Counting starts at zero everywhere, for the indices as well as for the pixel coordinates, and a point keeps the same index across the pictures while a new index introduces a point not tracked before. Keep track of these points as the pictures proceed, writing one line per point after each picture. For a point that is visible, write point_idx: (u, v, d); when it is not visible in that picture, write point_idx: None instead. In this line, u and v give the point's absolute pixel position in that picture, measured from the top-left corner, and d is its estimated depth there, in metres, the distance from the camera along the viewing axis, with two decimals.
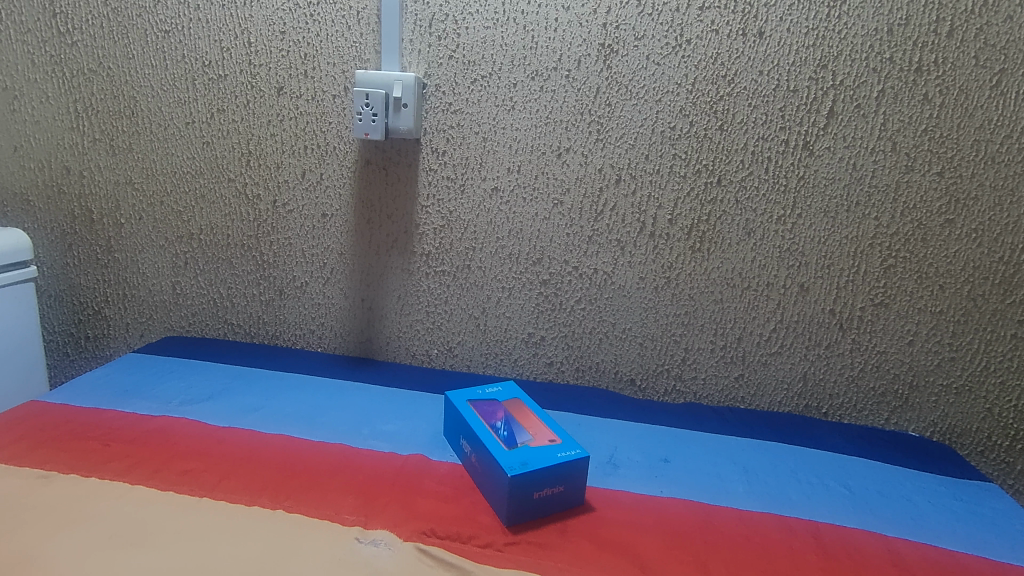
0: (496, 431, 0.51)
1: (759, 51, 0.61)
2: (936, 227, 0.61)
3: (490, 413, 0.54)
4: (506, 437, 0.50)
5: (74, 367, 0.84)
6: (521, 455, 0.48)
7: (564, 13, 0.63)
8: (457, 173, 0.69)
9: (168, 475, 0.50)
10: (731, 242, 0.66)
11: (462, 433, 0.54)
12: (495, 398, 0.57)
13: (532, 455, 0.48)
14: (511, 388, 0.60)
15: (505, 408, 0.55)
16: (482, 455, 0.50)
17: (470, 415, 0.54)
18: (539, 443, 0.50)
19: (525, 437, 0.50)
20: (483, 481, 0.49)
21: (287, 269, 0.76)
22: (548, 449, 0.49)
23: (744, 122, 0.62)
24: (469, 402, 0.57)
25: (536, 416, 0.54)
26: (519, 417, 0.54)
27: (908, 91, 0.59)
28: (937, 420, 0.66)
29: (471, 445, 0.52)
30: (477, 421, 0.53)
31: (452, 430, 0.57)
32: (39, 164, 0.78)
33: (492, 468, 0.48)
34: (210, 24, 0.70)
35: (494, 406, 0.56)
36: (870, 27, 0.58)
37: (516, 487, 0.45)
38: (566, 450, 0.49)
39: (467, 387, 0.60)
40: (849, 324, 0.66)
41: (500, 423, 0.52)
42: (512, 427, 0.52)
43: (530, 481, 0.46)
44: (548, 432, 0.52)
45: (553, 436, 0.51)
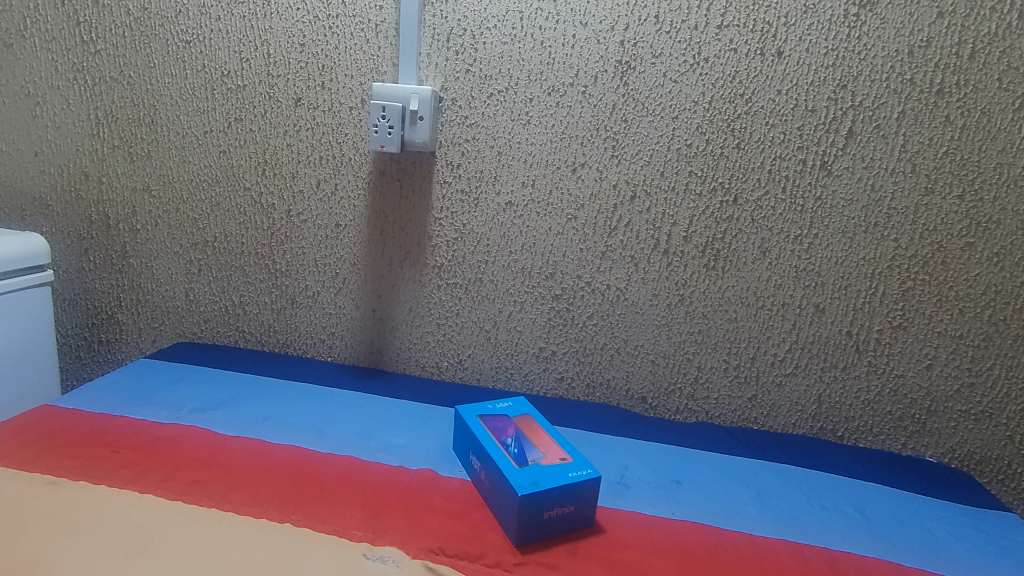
0: (507, 448, 0.51)
1: (778, 70, 0.60)
2: (956, 250, 0.60)
3: (501, 429, 0.54)
4: (517, 454, 0.50)
5: (85, 370, 0.85)
6: (532, 473, 0.47)
7: (582, 29, 0.63)
8: (472, 186, 0.69)
9: (177, 484, 0.49)
10: (747, 260, 0.65)
11: (471, 449, 0.53)
12: (505, 414, 0.57)
13: (543, 474, 0.47)
14: (521, 404, 0.60)
15: (515, 424, 0.55)
16: (492, 472, 0.49)
17: (480, 430, 0.53)
18: (550, 462, 0.49)
19: (536, 455, 0.50)
20: (493, 499, 0.49)
21: (299, 278, 0.76)
22: (559, 468, 0.48)
23: (761, 141, 0.62)
24: (479, 416, 0.56)
25: (547, 433, 0.54)
26: (529, 434, 0.53)
27: (929, 112, 0.58)
28: (955, 447, 0.65)
29: (480, 460, 0.51)
30: (487, 436, 0.52)
31: (461, 445, 0.56)
32: (59, 170, 0.78)
33: (502, 486, 0.47)
34: (230, 35, 0.71)
35: (504, 422, 0.55)
36: (891, 48, 0.58)
37: (526, 506, 0.44)
38: (577, 469, 0.48)
39: (477, 401, 0.59)
40: (866, 346, 0.65)
41: (511, 440, 0.52)
42: (523, 444, 0.52)
43: (541, 500, 0.45)
44: (559, 450, 0.51)
45: (564, 455, 0.50)
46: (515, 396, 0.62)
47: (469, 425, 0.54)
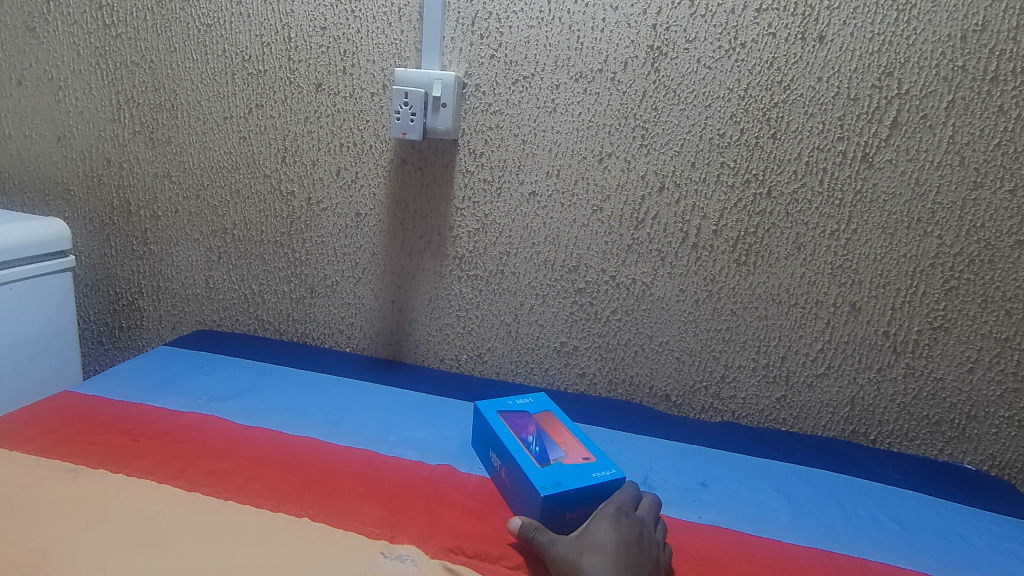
0: (527, 446, 0.49)
1: (820, 56, 0.57)
2: (1005, 248, 0.57)
3: (521, 426, 0.52)
4: (539, 452, 0.48)
5: (107, 356, 0.85)
6: (555, 473, 0.46)
7: (612, 12, 0.61)
8: (495, 176, 0.67)
9: (194, 474, 0.49)
10: (780, 256, 0.63)
11: (491, 446, 0.52)
12: (525, 410, 0.56)
13: (567, 474, 0.46)
14: (542, 400, 0.58)
15: (536, 421, 0.54)
16: (512, 471, 0.48)
17: (500, 427, 0.52)
18: (573, 462, 0.48)
19: (559, 454, 0.48)
20: (513, 498, 0.48)
21: (318, 267, 0.75)
22: (582, 468, 0.47)
23: (799, 131, 0.59)
24: (498, 413, 0.55)
25: (569, 431, 0.52)
26: (550, 431, 0.52)
27: (981, 102, 0.55)
28: (996, 454, 0.62)
29: (500, 458, 0.50)
30: (507, 433, 0.51)
31: (479, 441, 0.55)
32: (81, 155, 0.78)
33: (523, 485, 0.46)
34: (251, 19, 0.70)
35: (524, 419, 0.54)
36: (942, 33, 0.55)
37: (548, 507, 0.43)
38: (600, 470, 0.47)
39: (496, 397, 0.58)
40: (903, 347, 0.62)
41: (532, 438, 0.50)
42: (544, 442, 0.50)
43: (563, 502, 0.44)
44: (582, 450, 0.50)
45: (587, 455, 0.49)
46: (535, 392, 0.61)
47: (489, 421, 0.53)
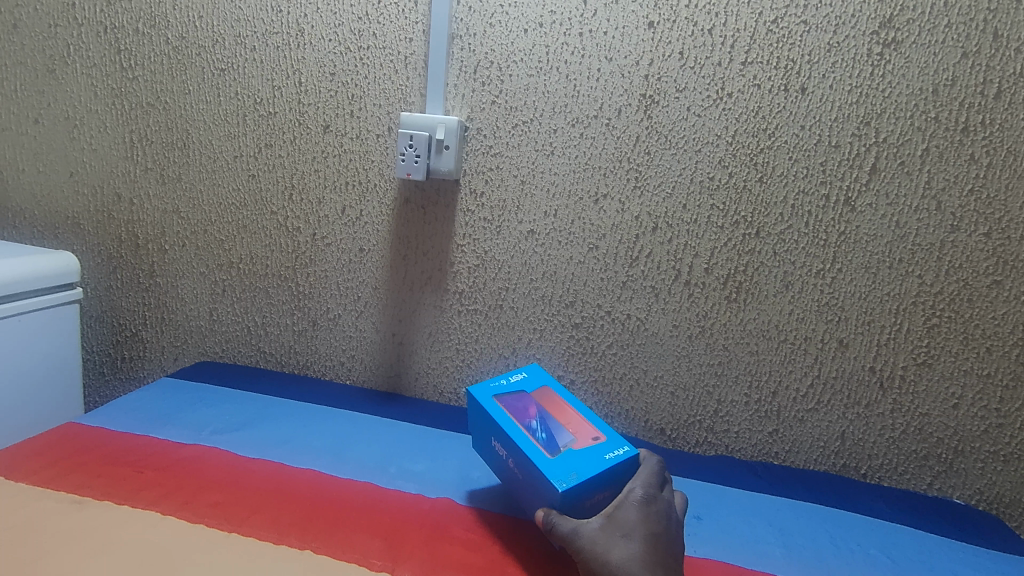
0: (534, 433, 0.49)
1: (802, 106, 0.61)
2: (983, 288, 0.60)
3: (523, 410, 0.52)
4: (547, 440, 0.49)
5: (108, 387, 0.86)
6: (567, 462, 0.46)
7: (606, 63, 0.64)
8: (494, 215, 0.70)
9: (198, 506, 0.50)
10: (768, 293, 0.65)
11: (494, 434, 0.52)
12: (523, 391, 0.55)
13: (579, 462, 0.47)
14: (537, 376, 0.58)
15: (536, 403, 0.54)
16: (522, 462, 0.48)
17: (502, 414, 0.51)
18: (583, 445, 0.49)
19: (567, 439, 0.49)
20: (528, 487, 0.48)
21: (321, 301, 0.77)
22: (593, 451, 0.48)
23: (784, 176, 0.62)
24: (496, 397, 0.54)
25: (571, 411, 0.53)
26: (553, 413, 0.52)
27: (954, 150, 0.58)
28: (983, 488, 0.63)
29: (506, 446, 0.50)
30: (510, 420, 0.50)
31: (479, 423, 0.54)
32: (92, 191, 0.81)
33: (536, 476, 0.46)
34: (263, 64, 0.73)
35: (524, 401, 0.54)
36: (915, 86, 0.58)
37: (567, 500, 0.44)
38: (610, 451, 0.48)
39: (489, 378, 0.57)
40: (890, 383, 0.64)
41: (536, 423, 0.50)
42: (550, 427, 0.51)
43: (581, 491, 0.45)
44: (588, 429, 0.51)
45: (594, 435, 0.50)
46: (528, 365, 0.60)
47: (489, 408, 0.52)
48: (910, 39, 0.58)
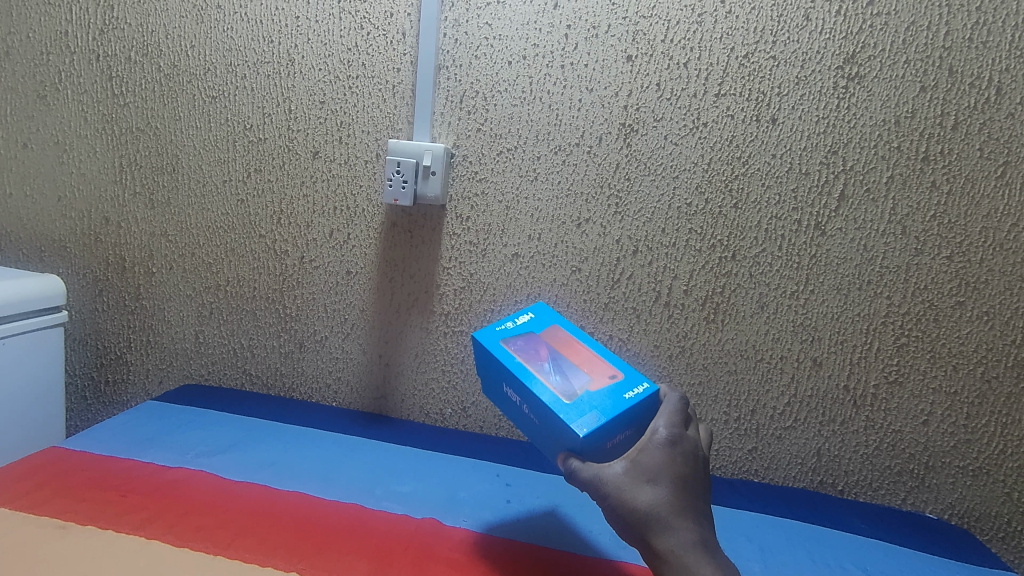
0: (549, 376, 0.49)
1: (773, 136, 0.64)
2: (947, 308, 0.63)
3: (535, 353, 0.51)
4: (564, 381, 0.48)
5: (90, 410, 0.86)
6: (585, 405, 0.46)
7: (587, 94, 0.67)
8: (480, 239, 0.72)
9: (183, 530, 0.50)
10: (745, 314, 0.67)
11: (505, 380, 0.51)
12: (532, 332, 0.54)
13: (597, 403, 0.46)
14: (544, 316, 0.57)
15: (547, 344, 0.53)
16: (537, 407, 0.47)
17: (513, 360, 0.50)
18: (600, 386, 0.48)
19: (583, 380, 0.49)
20: (545, 430, 0.48)
21: (308, 323, 0.78)
22: (611, 392, 0.48)
23: (758, 202, 0.65)
24: (505, 342, 0.53)
25: (584, 351, 0.53)
26: (566, 354, 0.52)
27: (916, 178, 0.61)
28: (954, 503, 0.65)
29: (519, 393, 0.49)
30: (523, 364, 0.50)
31: (490, 369, 0.54)
32: (80, 214, 0.81)
33: (553, 421, 0.46)
34: (254, 92, 0.75)
35: (534, 343, 0.53)
36: (878, 118, 0.61)
37: (587, 444, 0.44)
38: (627, 390, 0.48)
39: (494, 321, 0.56)
40: (863, 401, 0.66)
41: (550, 365, 0.50)
42: (564, 368, 0.50)
43: (603, 433, 0.45)
44: (604, 368, 0.51)
45: (610, 374, 0.50)
46: (533, 305, 0.60)
47: (498, 355, 0.51)
48: (872, 73, 0.61)
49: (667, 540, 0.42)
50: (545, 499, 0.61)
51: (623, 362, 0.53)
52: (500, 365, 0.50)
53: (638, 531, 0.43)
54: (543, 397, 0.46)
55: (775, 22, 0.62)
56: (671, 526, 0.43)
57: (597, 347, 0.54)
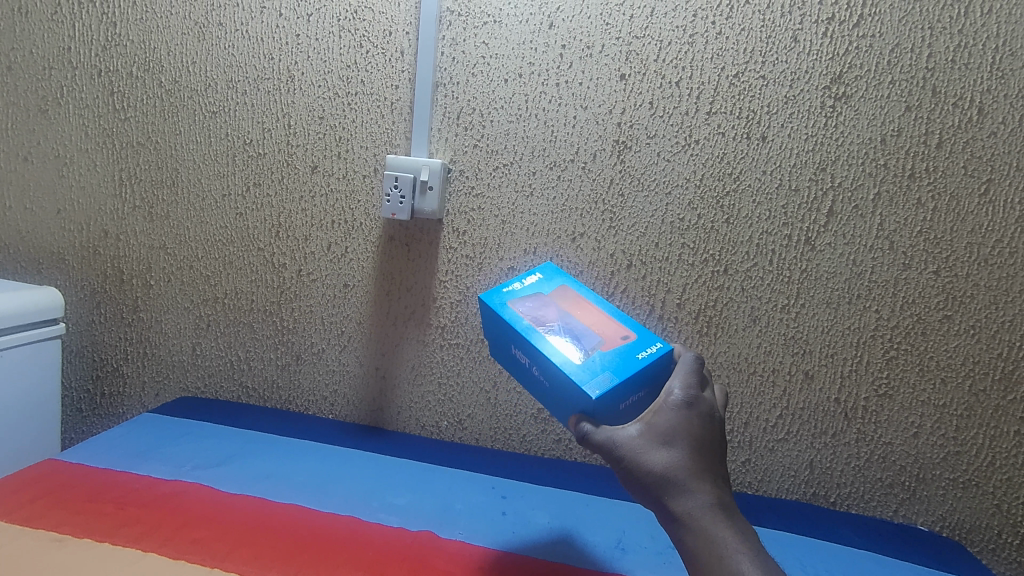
0: (560, 337, 0.49)
1: (763, 153, 0.65)
2: (935, 321, 0.64)
3: (545, 315, 0.51)
4: (575, 342, 0.48)
5: (85, 423, 0.86)
6: (596, 366, 0.46)
7: (582, 111, 0.69)
8: (476, 252, 0.73)
9: (179, 543, 0.50)
10: (738, 327, 0.68)
11: (515, 343, 0.51)
12: (541, 294, 0.54)
13: (609, 364, 0.46)
14: (553, 278, 0.58)
15: (557, 306, 0.53)
16: (547, 370, 0.48)
17: (522, 323, 0.50)
18: (611, 346, 0.48)
19: (595, 341, 0.49)
20: (555, 392, 0.48)
21: (306, 335, 0.78)
22: (624, 352, 0.48)
23: (749, 217, 0.66)
24: (514, 304, 0.53)
25: (595, 312, 0.53)
26: (576, 316, 0.52)
27: (903, 195, 0.63)
28: (945, 515, 0.66)
29: (530, 355, 0.49)
30: (533, 326, 0.50)
31: (499, 332, 0.54)
32: (79, 227, 0.82)
33: (564, 383, 0.46)
34: (254, 107, 0.76)
35: (543, 306, 0.53)
36: (865, 136, 0.63)
37: (599, 405, 0.44)
38: (641, 351, 0.48)
39: (501, 284, 0.56)
40: (854, 414, 0.67)
41: (561, 327, 0.50)
42: (575, 329, 0.50)
43: (615, 395, 0.45)
44: (615, 329, 0.51)
45: (623, 335, 0.50)
46: (540, 266, 0.59)
47: (507, 318, 0.51)
48: (858, 93, 0.63)
49: (685, 504, 0.40)
50: (540, 511, 0.61)
51: (633, 322, 0.53)
52: (509, 328, 0.50)
53: (655, 495, 0.41)
54: (554, 359, 0.46)
55: (764, 43, 0.64)
56: (688, 489, 0.40)
57: (606, 308, 0.55)
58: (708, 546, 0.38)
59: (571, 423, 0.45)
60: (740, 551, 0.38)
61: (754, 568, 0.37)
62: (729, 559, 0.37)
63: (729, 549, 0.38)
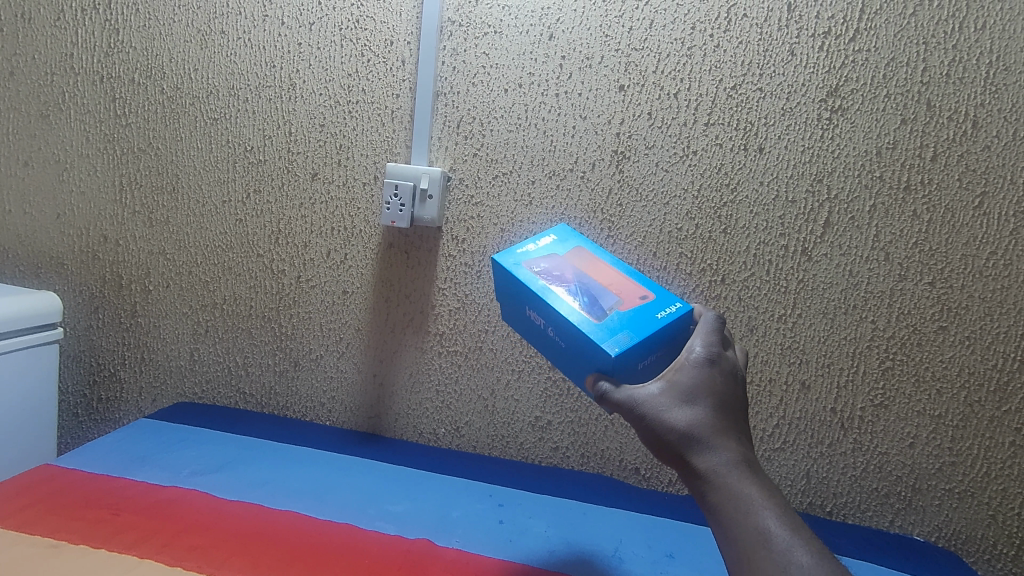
0: (577, 296, 0.48)
1: (760, 164, 0.66)
2: (930, 332, 0.64)
3: (561, 275, 0.50)
4: (593, 301, 0.47)
5: (81, 428, 0.85)
6: (615, 325, 0.45)
7: (581, 121, 0.69)
8: (475, 260, 0.73)
9: (176, 549, 0.50)
10: (734, 336, 0.69)
11: (529, 304, 0.50)
12: (556, 255, 0.53)
13: (628, 323, 0.45)
14: (568, 240, 0.56)
15: (573, 266, 0.52)
16: (563, 330, 0.46)
17: (537, 282, 0.49)
18: (630, 306, 0.47)
19: (613, 300, 0.48)
20: (572, 352, 0.47)
21: (304, 342, 0.79)
22: (643, 312, 0.47)
23: (746, 228, 0.67)
24: (529, 264, 0.52)
25: (612, 273, 0.52)
26: (593, 276, 0.51)
27: (898, 207, 0.63)
28: (941, 525, 0.66)
29: (545, 315, 0.48)
30: (549, 285, 0.49)
31: (512, 293, 0.53)
32: (78, 231, 0.82)
33: (582, 342, 0.44)
34: (255, 115, 0.77)
35: (558, 266, 0.52)
36: (861, 148, 0.64)
37: (619, 364, 0.42)
38: (660, 312, 0.47)
39: (515, 245, 0.55)
40: (850, 424, 0.67)
41: (578, 287, 0.49)
42: (592, 289, 0.49)
43: (635, 354, 0.43)
44: (633, 289, 0.50)
45: (641, 296, 0.49)
46: (554, 228, 0.58)
47: (521, 277, 0.49)
48: (854, 106, 0.63)
49: (708, 460, 0.39)
50: (537, 520, 0.61)
51: (651, 283, 0.51)
52: (524, 288, 0.49)
53: (677, 452, 0.40)
54: (571, 318, 0.45)
55: (761, 56, 0.65)
56: (712, 445, 0.39)
57: (623, 269, 0.53)
58: (732, 502, 0.37)
59: (589, 382, 0.44)
60: (765, 506, 0.37)
61: (779, 524, 0.36)
62: (754, 514, 0.36)
63: (754, 504, 0.37)
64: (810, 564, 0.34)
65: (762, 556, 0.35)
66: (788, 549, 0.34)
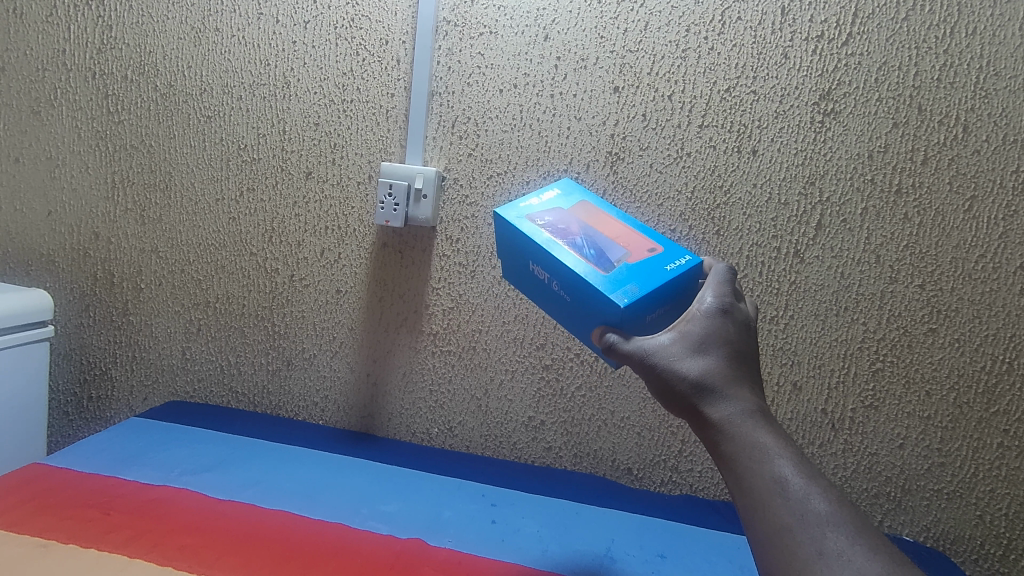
0: (583, 249, 0.47)
1: (753, 166, 0.66)
2: (920, 334, 0.65)
3: (566, 229, 0.50)
4: (600, 254, 0.47)
5: (71, 427, 0.85)
6: (623, 277, 0.45)
7: (575, 122, 0.69)
8: (469, 260, 0.73)
9: (167, 549, 0.49)
10: None
11: (534, 258, 0.50)
12: (561, 210, 0.53)
13: (637, 275, 0.45)
14: (572, 196, 0.56)
15: (579, 220, 0.52)
16: (570, 284, 0.46)
17: (542, 235, 0.49)
18: (637, 259, 0.47)
19: (620, 254, 0.48)
20: (578, 305, 0.47)
21: (296, 340, 0.78)
22: (652, 265, 0.47)
23: (739, 230, 0.67)
24: (534, 218, 0.51)
25: (618, 227, 0.52)
26: (599, 230, 0.51)
27: (889, 210, 0.64)
28: (930, 525, 0.67)
29: (551, 269, 0.48)
30: (555, 239, 0.48)
31: (515, 247, 0.52)
32: (69, 229, 0.81)
33: (590, 295, 0.44)
34: (249, 113, 0.76)
35: (563, 219, 0.51)
36: (853, 151, 0.64)
37: (628, 316, 0.42)
38: (668, 265, 0.47)
39: (519, 198, 0.54)
40: (841, 425, 0.68)
41: (583, 240, 0.49)
42: (598, 242, 0.49)
43: (645, 305, 0.44)
44: (640, 243, 0.50)
45: (649, 249, 0.49)
46: (558, 183, 0.58)
47: (526, 231, 0.49)
48: (847, 109, 0.64)
49: (722, 409, 0.38)
50: (530, 520, 0.61)
51: (658, 236, 0.52)
52: (529, 241, 0.49)
53: (690, 402, 0.39)
54: (577, 270, 0.45)
55: (756, 59, 0.65)
56: (725, 394, 0.39)
57: (629, 224, 0.53)
58: (748, 451, 0.37)
59: (596, 334, 0.44)
60: (781, 454, 0.36)
61: (795, 472, 0.35)
62: (770, 462, 0.36)
63: (770, 453, 0.36)
64: (827, 511, 0.34)
65: (778, 505, 0.34)
66: (805, 497, 0.34)
